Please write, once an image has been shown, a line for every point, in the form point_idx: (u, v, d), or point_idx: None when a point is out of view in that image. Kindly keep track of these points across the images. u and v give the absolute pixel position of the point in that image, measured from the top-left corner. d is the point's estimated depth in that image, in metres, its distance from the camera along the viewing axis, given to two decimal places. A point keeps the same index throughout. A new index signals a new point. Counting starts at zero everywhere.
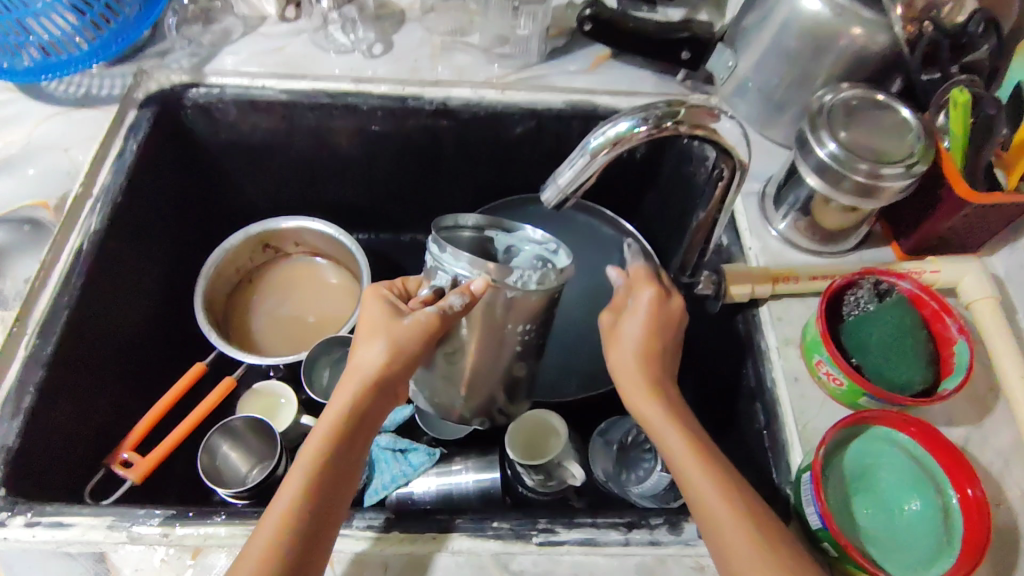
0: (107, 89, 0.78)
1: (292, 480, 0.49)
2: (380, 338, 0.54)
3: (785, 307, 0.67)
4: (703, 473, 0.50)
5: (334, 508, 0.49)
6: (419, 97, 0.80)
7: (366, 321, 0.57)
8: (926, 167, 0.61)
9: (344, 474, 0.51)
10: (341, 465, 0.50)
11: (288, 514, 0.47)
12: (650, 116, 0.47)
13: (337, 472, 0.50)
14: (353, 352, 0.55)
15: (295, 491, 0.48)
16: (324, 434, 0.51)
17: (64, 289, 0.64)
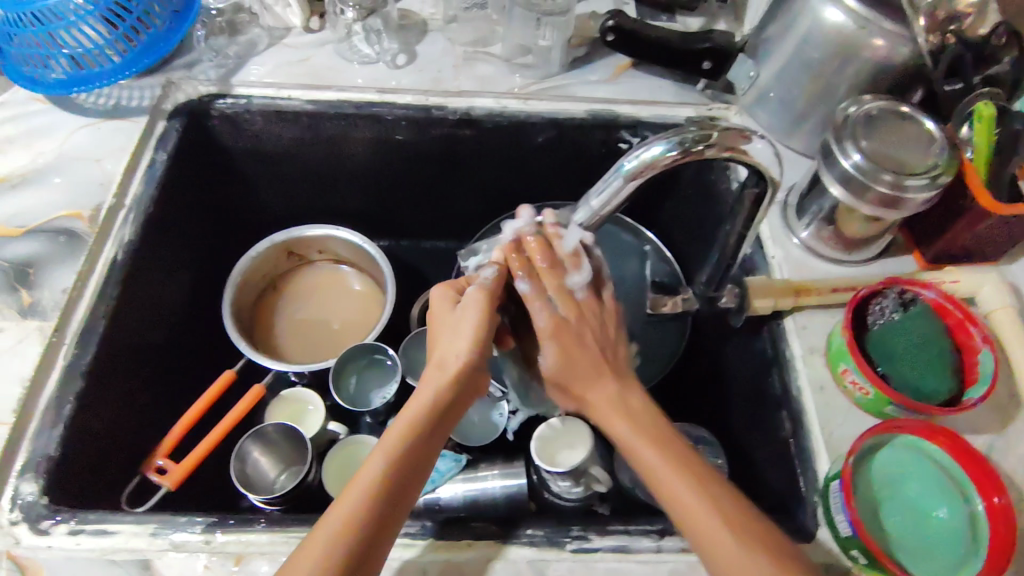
0: (136, 100, 0.79)
1: (369, 468, 0.50)
2: (458, 334, 0.58)
3: (810, 316, 0.68)
4: (685, 483, 0.50)
5: (404, 504, 0.50)
6: (443, 107, 0.81)
7: (443, 316, 0.61)
8: (949, 179, 0.62)
9: (418, 472, 0.51)
10: (417, 463, 0.51)
11: (365, 503, 0.48)
12: (685, 139, 0.47)
13: (414, 467, 0.51)
14: (439, 343, 0.59)
15: (371, 480, 0.49)
16: (404, 428, 0.52)
17: (100, 299, 0.65)
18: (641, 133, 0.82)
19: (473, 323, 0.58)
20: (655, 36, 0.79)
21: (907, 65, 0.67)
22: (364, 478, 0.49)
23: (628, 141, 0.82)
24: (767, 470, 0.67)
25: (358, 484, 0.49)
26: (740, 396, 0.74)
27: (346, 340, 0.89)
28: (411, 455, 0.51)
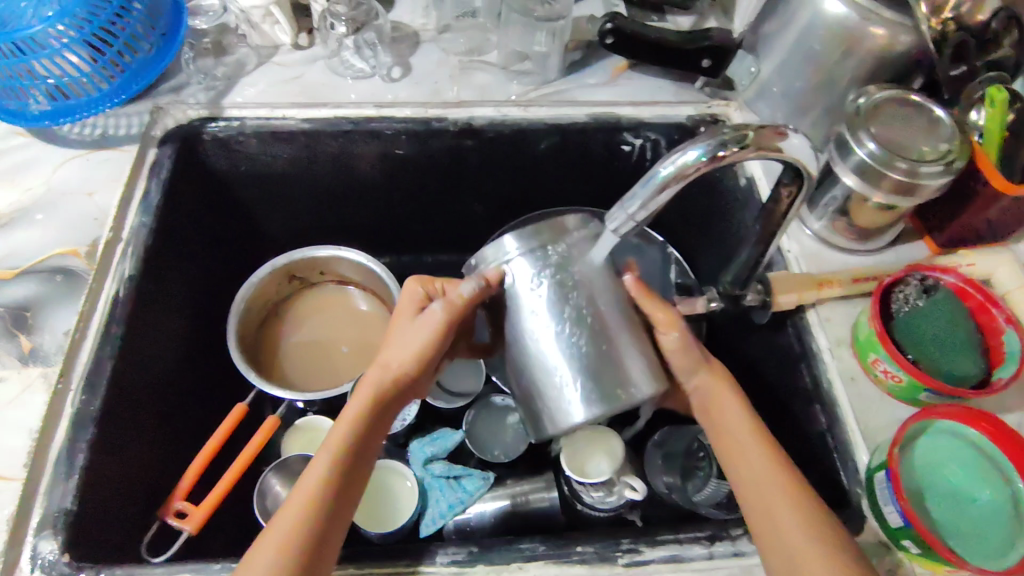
0: (125, 129, 0.75)
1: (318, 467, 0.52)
2: (404, 342, 0.58)
3: (832, 306, 0.68)
4: (769, 465, 0.53)
5: (347, 505, 0.52)
6: (443, 119, 0.79)
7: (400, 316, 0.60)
8: (963, 163, 0.63)
9: (357, 470, 0.53)
10: (358, 462, 0.54)
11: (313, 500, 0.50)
12: (720, 143, 0.46)
13: (354, 468, 0.53)
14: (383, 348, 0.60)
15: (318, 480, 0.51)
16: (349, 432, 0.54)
17: (105, 340, 0.62)
18: (644, 134, 0.81)
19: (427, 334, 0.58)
20: (654, 36, 0.79)
21: (910, 53, 0.67)
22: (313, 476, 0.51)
23: (631, 142, 0.82)
24: (802, 466, 0.67)
25: (306, 480, 0.51)
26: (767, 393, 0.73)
27: (356, 362, 0.86)
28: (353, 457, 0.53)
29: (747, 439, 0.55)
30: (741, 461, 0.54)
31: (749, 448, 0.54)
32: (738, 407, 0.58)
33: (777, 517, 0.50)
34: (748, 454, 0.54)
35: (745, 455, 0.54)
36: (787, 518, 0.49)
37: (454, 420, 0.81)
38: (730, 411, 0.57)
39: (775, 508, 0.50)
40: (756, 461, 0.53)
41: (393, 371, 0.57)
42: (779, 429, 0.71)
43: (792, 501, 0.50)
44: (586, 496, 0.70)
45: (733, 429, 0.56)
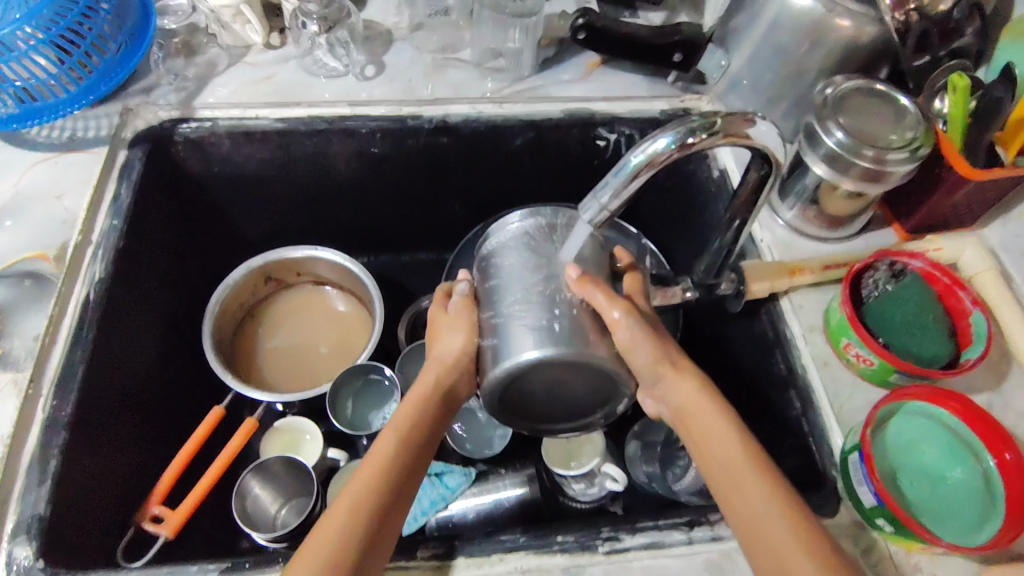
0: (93, 131, 0.75)
1: (376, 458, 0.53)
2: (450, 330, 0.57)
3: (804, 293, 0.69)
4: (767, 496, 0.49)
5: (406, 495, 0.53)
6: (418, 116, 0.79)
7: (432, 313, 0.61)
8: (928, 149, 0.64)
9: (403, 493, 0.53)
10: (419, 451, 0.55)
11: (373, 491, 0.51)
12: (689, 130, 0.46)
13: (411, 458, 0.54)
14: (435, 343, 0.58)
15: (376, 470, 0.52)
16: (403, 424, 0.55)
17: (76, 344, 0.61)
18: (618, 129, 0.82)
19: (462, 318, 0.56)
20: (625, 32, 0.79)
21: (874, 43, 0.69)
22: (371, 467, 0.52)
23: (605, 137, 0.82)
24: (780, 451, 0.67)
25: (366, 471, 0.52)
26: (745, 380, 0.74)
27: (335, 363, 0.86)
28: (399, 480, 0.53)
29: (744, 472, 0.50)
30: (738, 493, 0.50)
31: (745, 479, 0.50)
32: (728, 426, 0.53)
33: (778, 551, 0.46)
34: (744, 483, 0.50)
35: (745, 492, 0.49)
36: (793, 556, 0.46)
37: None
38: (719, 439, 0.52)
39: (775, 538, 0.47)
40: (756, 494, 0.49)
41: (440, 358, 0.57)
42: (757, 417, 0.72)
43: (792, 534, 0.47)
44: (570, 488, 0.72)
45: (724, 460, 0.51)
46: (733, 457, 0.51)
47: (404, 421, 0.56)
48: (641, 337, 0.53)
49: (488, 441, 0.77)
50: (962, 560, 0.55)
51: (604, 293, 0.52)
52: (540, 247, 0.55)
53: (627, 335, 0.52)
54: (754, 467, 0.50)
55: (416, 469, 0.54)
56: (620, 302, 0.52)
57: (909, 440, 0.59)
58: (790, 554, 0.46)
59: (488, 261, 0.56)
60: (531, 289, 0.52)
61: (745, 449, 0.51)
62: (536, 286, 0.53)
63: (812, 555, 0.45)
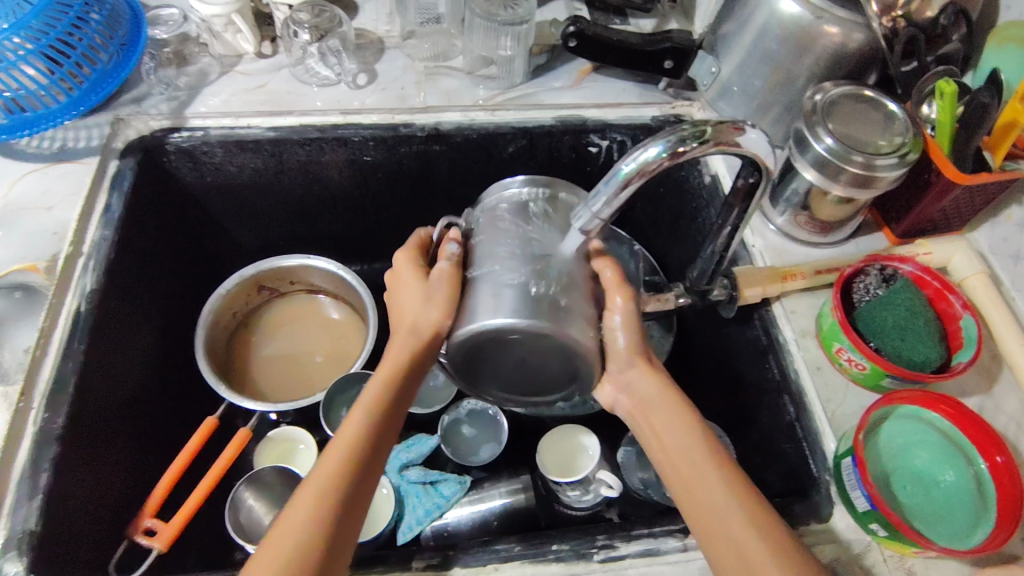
0: (85, 141, 0.74)
1: (345, 437, 0.51)
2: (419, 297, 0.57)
3: (796, 299, 0.69)
4: (724, 488, 0.49)
5: (376, 472, 0.51)
6: (410, 124, 0.79)
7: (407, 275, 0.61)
8: (916, 155, 0.64)
9: (374, 465, 0.51)
10: (389, 424, 0.53)
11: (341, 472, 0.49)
12: (679, 139, 0.47)
13: (381, 435, 0.52)
14: (407, 308, 0.57)
15: (346, 447, 0.50)
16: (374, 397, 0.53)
17: (68, 356, 0.61)
18: (610, 135, 0.82)
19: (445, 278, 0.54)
20: (616, 39, 0.80)
21: (862, 50, 0.69)
22: (340, 445, 0.51)
23: (597, 144, 0.83)
24: (773, 457, 0.67)
25: (337, 445, 0.50)
26: (737, 385, 0.75)
27: (328, 371, 0.85)
28: (371, 451, 0.51)
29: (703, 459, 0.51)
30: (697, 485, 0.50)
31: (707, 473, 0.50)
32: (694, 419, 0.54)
33: (737, 540, 0.47)
34: (702, 475, 0.50)
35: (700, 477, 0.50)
36: (752, 548, 0.46)
37: (428, 425, 0.81)
38: (680, 432, 0.53)
39: (733, 529, 0.47)
40: (715, 486, 0.49)
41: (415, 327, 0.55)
42: (750, 421, 0.72)
43: (758, 534, 0.46)
44: (564, 495, 0.71)
45: (682, 447, 0.52)
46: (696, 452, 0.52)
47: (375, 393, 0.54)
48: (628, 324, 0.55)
49: (472, 450, 0.77)
50: (955, 563, 0.55)
51: (615, 279, 0.55)
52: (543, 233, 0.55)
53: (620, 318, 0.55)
54: (710, 456, 0.51)
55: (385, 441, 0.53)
56: (624, 289, 0.55)
57: (889, 433, 0.60)
58: (748, 544, 0.46)
59: (493, 230, 0.56)
60: (525, 266, 0.52)
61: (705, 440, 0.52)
62: (518, 256, 0.53)
63: (768, 540, 0.46)
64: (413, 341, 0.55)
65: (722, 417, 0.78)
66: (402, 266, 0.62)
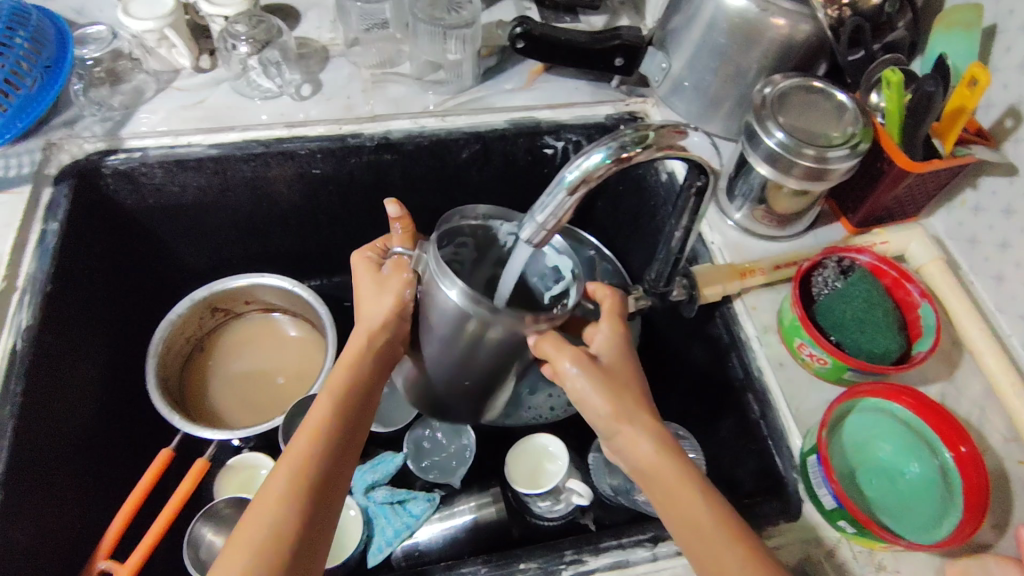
0: (14, 169, 0.71)
1: (314, 419, 0.53)
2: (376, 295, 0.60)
3: (756, 294, 0.69)
4: (739, 560, 0.44)
5: (343, 465, 0.53)
6: (358, 134, 0.77)
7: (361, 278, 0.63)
8: (867, 145, 0.64)
9: (342, 459, 0.52)
10: (353, 419, 0.55)
11: (310, 453, 0.50)
12: (622, 145, 0.45)
13: (350, 416, 0.54)
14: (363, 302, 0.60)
15: (312, 436, 0.51)
16: (340, 383, 0.56)
17: (4, 398, 0.58)
18: (564, 136, 0.81)
19: (396, 283, 0.60)
20: (564, 38, 0.78)
21: (810, 41, 0.69)
22: (306, 435, 0.52)
23: (552, 145, 0.82)
24: (742, 455, 0.67)
25: (302, 438, 0.51)
26: (704, 383, 0.74)
27: (292, 391, 0.83)
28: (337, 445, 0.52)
29: (710, 527, 0.46)
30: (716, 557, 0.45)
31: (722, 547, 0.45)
32: (694, 482, 0.47)
33: None
34: (714, 546, 0.45)
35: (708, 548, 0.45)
36: None
37: (394, 442, 0.79)
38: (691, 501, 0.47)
39: None
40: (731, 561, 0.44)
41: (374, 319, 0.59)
42: (717, 419, 0.72)
43: None
44: (535, 506, 0.70)
45: (689, 516, 0.46)
46: (705, 522, 0.46)
47: (337, 387, 0.55)
48: (591, 383, 0.52)
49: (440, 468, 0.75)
50: (924, 555, 0.55)
51: (555, 344, 0.53)
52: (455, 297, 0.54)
53: (577, 387, 0.52)
54: (720, 525, 0.46)
55: (351, 434, 0.54)
56: (571, 352, 0.52)
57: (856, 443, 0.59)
58: None
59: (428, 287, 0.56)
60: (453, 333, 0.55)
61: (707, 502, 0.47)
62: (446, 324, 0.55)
63: None
64: (378, 333, 0.58)
65: (689, 416, 0.77)
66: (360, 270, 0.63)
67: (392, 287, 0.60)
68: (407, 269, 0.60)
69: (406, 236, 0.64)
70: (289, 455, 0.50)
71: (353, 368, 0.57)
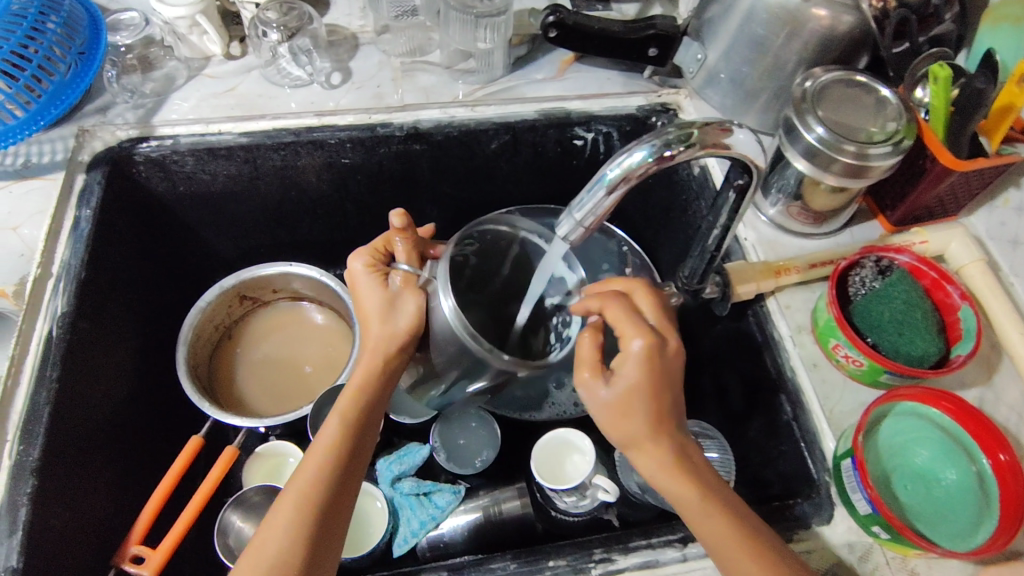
0: (49, 155, 0.71)
1: (324, 441, 0.52)
2: (380, 309, 0.58)
3: (790, 293, 0.68)
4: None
5: (357, 475, 0.53)
6: (388, 124, 0.76)
7: (361, 286, 0.61)
8: (910, 142, 0.62)
9: (356, 469, 0.53)
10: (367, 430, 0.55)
11: (316, 482, 0.50)
12: (665, 143, 0.44)
13: (361, 435, 0.54)
14: (370, 317, 0.58)
15: (328, 448, 0.52)
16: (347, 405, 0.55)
17: (41, 384, 0.59)
18: (595, 127, 0.80)
19: (407, 300, 0.57)
20: (598, 28, 0.77)
21: (852, 33, 0.67)
22: (323, 446, 0.52)
23: (582, 136, 0.81)
24: (771, 456, 0.66)
25: (318, 450, 0.52)
26: (733, 382, 0.73)
27: (319, 380, 0.84)
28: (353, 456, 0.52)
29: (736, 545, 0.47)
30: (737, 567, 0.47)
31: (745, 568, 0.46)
32: (695, 496, 0.49)
33: None
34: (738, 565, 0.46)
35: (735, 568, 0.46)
36: None
37: (420, 432, 0.79)
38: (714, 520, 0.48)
39: None
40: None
41: (388, 342, 0.57)
42: (746, 418, 0.71)
43: None
44: (560, 501, 0.70)
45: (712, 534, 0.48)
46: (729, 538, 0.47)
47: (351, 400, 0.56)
48: (595, 400, 0.50)
49: (471, 458, 0.74)
50: (958, 562, 0.54)
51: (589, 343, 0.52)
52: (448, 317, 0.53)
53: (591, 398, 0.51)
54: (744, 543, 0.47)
55: (365, 444, 0.54)
56: (591, 363, 0.51)
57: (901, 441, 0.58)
58: None
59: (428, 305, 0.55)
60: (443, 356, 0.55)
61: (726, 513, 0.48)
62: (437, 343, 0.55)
63: None
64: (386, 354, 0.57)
65: (716, 414, 0.77)
66: (360, 274, 0.61)
67: (402, 307, 0.57)
68: (416, 285, 0.58)
69: (408, 246, 0.61)
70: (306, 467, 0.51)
71: (359, 389, 0.56)
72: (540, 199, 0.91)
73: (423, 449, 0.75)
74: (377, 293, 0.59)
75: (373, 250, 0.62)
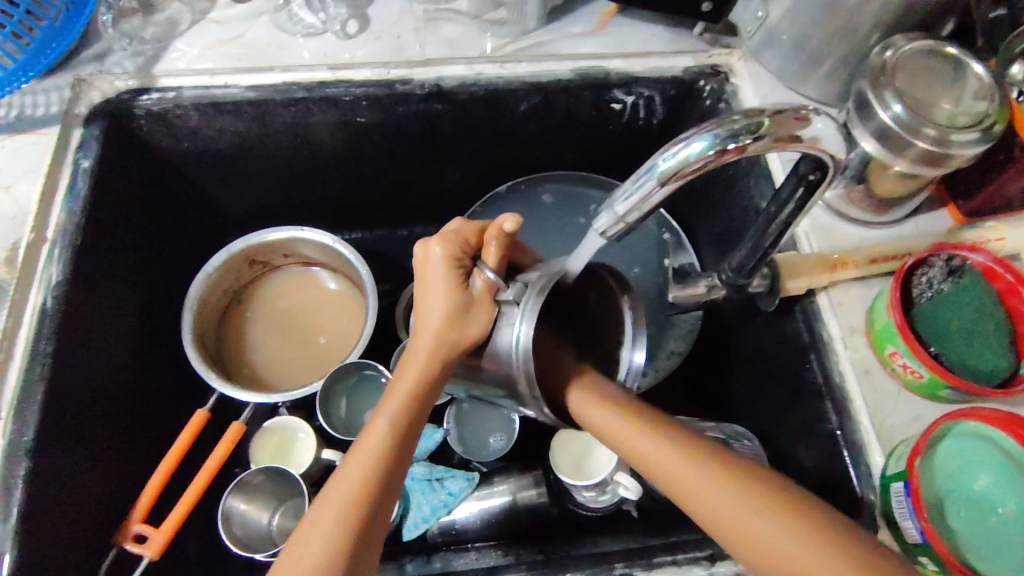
0: (43, 108, 0.66)
1: (375, 431, 0.47)
2: (442, 307, 0.49)
3: (846, 289, 0.61)
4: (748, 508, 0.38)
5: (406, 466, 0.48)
6: (408, 80, 0.69)
7: (432, 274, 0.51)
8: (1001, 128, 0.54)
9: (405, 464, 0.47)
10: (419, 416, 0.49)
11: (356, 505, 0.43)
12: (730, 133, 0.39)
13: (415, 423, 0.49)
14: (428, 309, 0.50)
15: (381, 442, 0.46)
16: (398, 407, 0.48)
17: (34, 360, 0.56)
18: (635, 90, 0.72)
19: (482, 310, 0.48)
20: None
21: None
22: (375, 438, 0.46)
23: (621, 100, 0.73)
24: (806, 462, 0.63)
25: (370, 440, 0.46)
26: (770, 378, 0.68)
27: (333, 353, 0.80)
28: (402, 447, 0.47)
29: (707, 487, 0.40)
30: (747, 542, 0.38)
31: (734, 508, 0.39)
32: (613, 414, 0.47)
33: (764, 542, 0.37)
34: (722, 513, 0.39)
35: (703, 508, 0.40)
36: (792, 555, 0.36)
37: (435, 412, 0.76)
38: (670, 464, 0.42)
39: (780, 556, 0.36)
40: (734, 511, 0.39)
41: (450, 345, 0.48)
42: (782, 418, 0.67)
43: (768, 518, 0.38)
44: (579, 495, 0.67)
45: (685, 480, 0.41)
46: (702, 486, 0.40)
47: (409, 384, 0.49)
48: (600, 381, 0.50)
49: (484, 440, 0.73)
50: None
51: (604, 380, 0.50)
52: (519, 346, 0.44)
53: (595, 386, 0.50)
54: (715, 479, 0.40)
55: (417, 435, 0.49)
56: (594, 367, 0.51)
57: (949, 494, 0.51)
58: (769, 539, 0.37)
59: (505, 323, 0.46)
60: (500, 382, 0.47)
61: (752, 487, 0.39)
62: (500, 364, 0.46)
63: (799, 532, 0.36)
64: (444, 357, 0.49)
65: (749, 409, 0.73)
66: (433, 258, 0.52)
67: (474, 314, 0.48)
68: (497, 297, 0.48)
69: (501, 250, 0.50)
70: (356, 457, 0.46)
71: (410, 394, 0.49)
72: (571, 166, 0.84)
73: (438, 434, 0.72)
74: (449, 288, 0.50)
75: (460, 241, 0.52)
